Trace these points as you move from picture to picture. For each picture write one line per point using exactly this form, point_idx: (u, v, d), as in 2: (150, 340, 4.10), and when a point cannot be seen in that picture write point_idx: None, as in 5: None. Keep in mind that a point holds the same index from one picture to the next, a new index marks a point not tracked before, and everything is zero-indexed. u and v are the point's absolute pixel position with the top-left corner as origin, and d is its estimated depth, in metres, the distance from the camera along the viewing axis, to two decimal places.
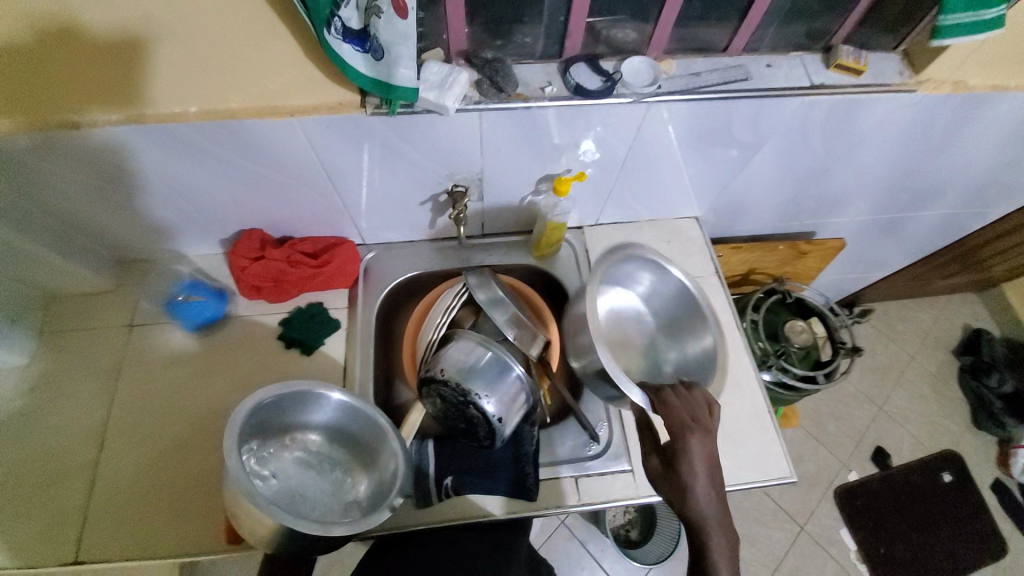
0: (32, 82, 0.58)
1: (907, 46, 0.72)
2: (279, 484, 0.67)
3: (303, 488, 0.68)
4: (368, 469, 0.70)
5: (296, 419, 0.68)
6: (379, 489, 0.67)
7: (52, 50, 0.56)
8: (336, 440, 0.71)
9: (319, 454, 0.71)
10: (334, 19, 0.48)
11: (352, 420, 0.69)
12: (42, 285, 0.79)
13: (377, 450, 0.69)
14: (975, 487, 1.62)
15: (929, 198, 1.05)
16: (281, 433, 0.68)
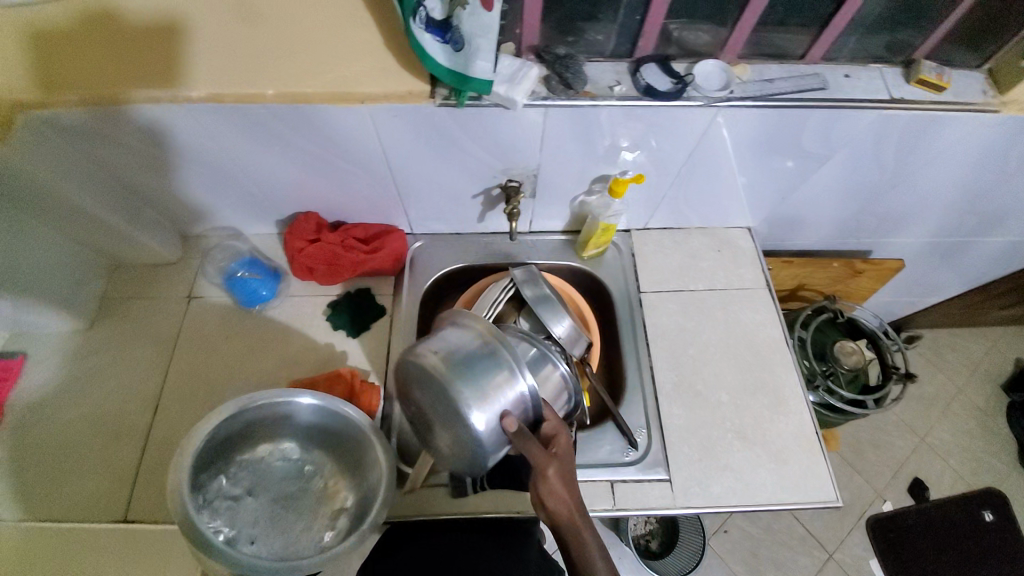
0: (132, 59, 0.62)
1: (993, 64, 0.68)
2: (263, 497, 0.70)
3: (289, 499, 0.70)
4: (353, 478, 0.71)
5: (270, 433, 0.70)
6: (363, 502, 0.69)
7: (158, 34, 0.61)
8: (318, 449, 0.73)
9: (301, 463, 0.72)
10: (419, 9, 0.50)
11: (327, 430, 0.70)
12: (113, 252, 0.83)
13: (359, 460, 0.70)
14: (1019, 530, 1.54)
15: (998, 224, 1.00)
16: (259, 446, 0.71)
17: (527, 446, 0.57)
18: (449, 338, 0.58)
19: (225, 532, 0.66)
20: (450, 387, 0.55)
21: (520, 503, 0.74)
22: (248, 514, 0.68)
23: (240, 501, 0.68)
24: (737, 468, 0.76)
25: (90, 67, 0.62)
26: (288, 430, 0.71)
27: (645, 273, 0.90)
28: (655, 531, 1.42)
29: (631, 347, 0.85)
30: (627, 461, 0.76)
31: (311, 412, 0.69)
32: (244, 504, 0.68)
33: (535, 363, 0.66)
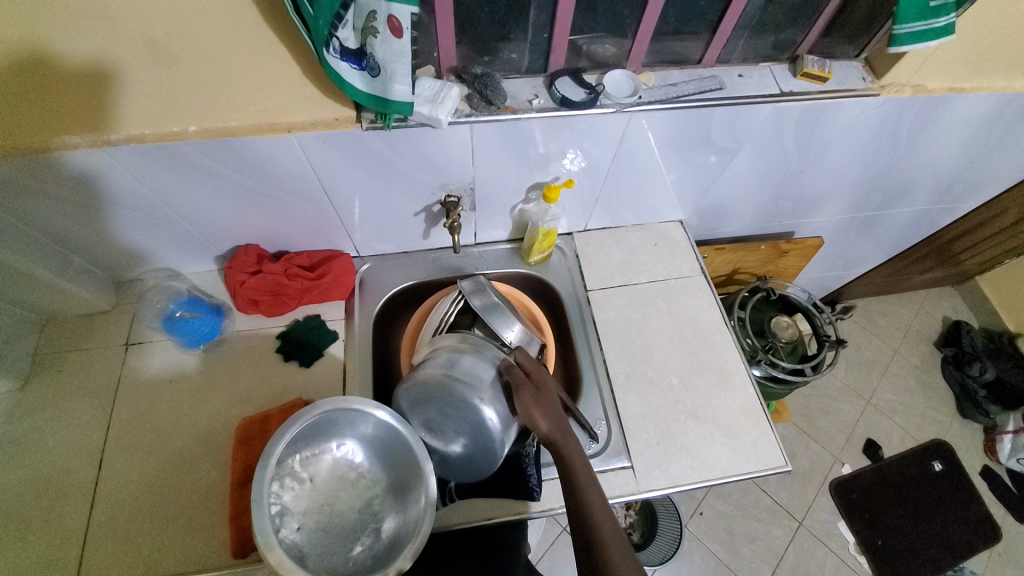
0: (22, 108, 0.57)
1: (868, 54, 0.77)
2: (318, 489, 0.65)
3: (337, 502, 0.66)
4: (399, 507, 0.66)
5: (354, 427, 0.67)
6: (399, 535, 0.63)
7: (30, 79, 0.55)
8: (381, 462, 0.68)
9: (362, 470, 0.68)
10: (332, 40, 0.51)
11: (398, 447, 0.66)
12: (41, 307, 0.80)
13: (410, 487, 0.65)
14: (965, 474, 1.66)
15: (900, 195, 1.11)
16: (337, 438, 0.67)
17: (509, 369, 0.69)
18: (444, 355, 0.70)
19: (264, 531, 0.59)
20: (456, 393, 0.67)
21: (490, 509, 0.74)
22: (300, 502, 0.64)
23: (297, 484, 0.64)
24: (693, 446, 0.80)
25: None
26: (346, 439, 0.68)
27: (590, 271, 0.95)
28: (635, 523, 1.46)
29: (582, 343, 0.89)
30: (590, 453, 0.78)
31: (380, 428, 0.67)
32: (302, 489, 0.65)
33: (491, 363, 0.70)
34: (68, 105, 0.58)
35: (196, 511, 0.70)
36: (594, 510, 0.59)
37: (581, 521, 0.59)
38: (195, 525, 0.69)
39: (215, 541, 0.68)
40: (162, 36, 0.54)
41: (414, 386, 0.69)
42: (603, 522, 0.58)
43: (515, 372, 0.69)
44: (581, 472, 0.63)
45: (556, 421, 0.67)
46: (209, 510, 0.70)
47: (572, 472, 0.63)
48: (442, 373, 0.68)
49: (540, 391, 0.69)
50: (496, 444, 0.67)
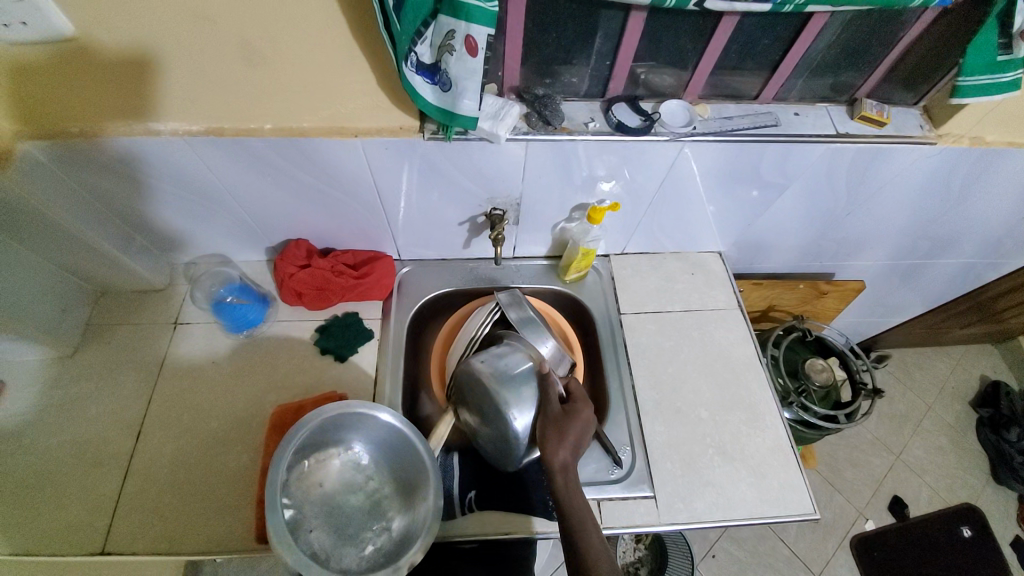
0: (117, 94, 0.62)
1: (927, 102, 0.76)
2: (328, 491, 0.67)
3: (346, 503, 0.68)
4: (406, 508, 0.66)
5: (358, 431, 0.68)
6: (408, 533, 0.64)
7: (130, 70, 0.59)
8: (387, 463, 0.69)
9: (370, 472, 0.69)
10: (411, 55, 0.54)
11: (401, 447, 0.67)
12: (102, 281, 0.85)
13: (416, 488, 0.66)
14: (997, 544, 1.57)
15: (948, 246, 1.08)
16: (343, 442, 0.69)
17: (548, 388, 0.71)
18: (499, 358, 0.72)
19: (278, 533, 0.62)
20: (496, 390, 0.68)
21: (508, 524, 0.74)
22: (314, 504, 0.66)
23: (307, 487, 0.66)
24: (718, 482, 0.78)
25: (53, 91, 0.61)
26: (351, 442, 0.69)
27: (624, 295, 0.95)
28: (644, 558, 1.41)
29: (612, 366, 0.88)
30: (613, 479, 0.77)
31: (383, 430, 0.67)
32: (313, 492, 0.67)
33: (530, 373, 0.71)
34: (157, 97, 0.63)
35: (224, 492, 0.72)
36: (589, 542, 0.61)
37: (572, 545, 0.61)
38: (222, 506, 0.71)
39: (237, 525, 0.70)
40: (256, 41, 0.57)
41: (462, 373, 0.71)
42: (595, 552, 0.60)
43: (552, 390, 0.70)
44: (579, 502, 0.64)
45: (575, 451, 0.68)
46: (236, 492, 0.72)
47: (569, 504, 0.64)
48: (488, 368, 0.70)
49: (571, 421, 0.69)
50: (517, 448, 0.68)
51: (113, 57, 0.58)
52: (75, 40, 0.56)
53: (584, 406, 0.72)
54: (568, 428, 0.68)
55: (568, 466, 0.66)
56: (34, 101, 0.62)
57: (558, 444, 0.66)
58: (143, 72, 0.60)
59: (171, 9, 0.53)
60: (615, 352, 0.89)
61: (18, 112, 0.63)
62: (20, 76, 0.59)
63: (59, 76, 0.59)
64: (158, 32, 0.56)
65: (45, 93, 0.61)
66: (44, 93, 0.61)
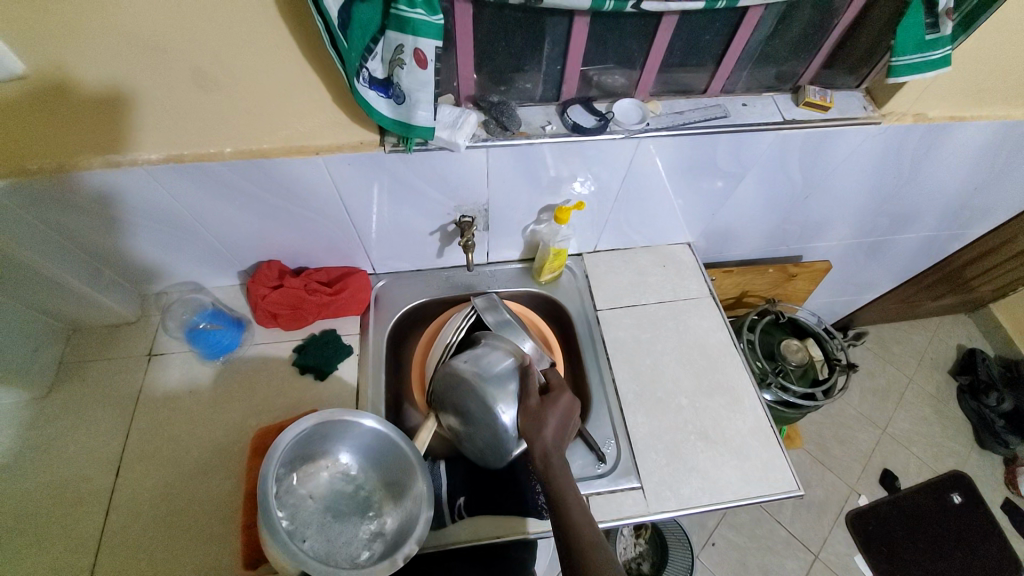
0: (71, 129, 0.62)
1: (868, 84, 0.79)
2: (318, 501, 0.67)
3: (337, 512, 0.67)
4: (397, 507, 0.67)
5: (341, 441, 0.68)
6: (401, 529, 0.64)
7: (82, 105, 0.60)
8: (374, 467, 0.69)
9: (357, 480, 0.69)
10: (362, 71, 0.55)
11: (386, 452, 0.67)
12: (72, 318, 0.84)
13: (406, 487, 0.67)
14: (986, 507, 1.61)
15: (907, 221, 1.12)
16: (329, 453, 0.68)
17: (526, 379, 0.72)
18: (480, 357, 0.74)
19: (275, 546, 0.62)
20: (481, 388, 0.70)
21: (500, 527, 0.74)
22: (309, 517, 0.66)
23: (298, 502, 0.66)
24: (703, 468, 0.80)
25: (6, 131, 0.60)
26: (337, 452, 0.68)
27: (599, 292, 0.97)
28: (645, 552, 1.42)
29: (592, 362, 0.90)
30: (600, 473, 0.78)
31: (368, 435, 0.67)
32: (303, 506, 0.66)
33: (513, 369, 0.73)
34: (114, 129, 0.63)
35: (210, 521, 0.71)
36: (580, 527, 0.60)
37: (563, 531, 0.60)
38: (209, 535, 0.70)
39: (225, 552, 0.69)
40: (210, 68, 0.58)
41: (445, 372, 0.74)
42: (586, 538, 0.59)
43: (531, 380, 0.71)
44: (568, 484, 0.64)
45: (559, 437, 0.68)
46: (222, 519, 0.71)
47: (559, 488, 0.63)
48: (471, 368, 0.72)
49: (551, 408, 0.70)
50: (509, 441, 0.71)
51: (64, 93, 0.58)
52: (24, 78, 0.55)
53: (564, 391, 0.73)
54: (546, 417, 0.69)
55: (554, 450, 0.67)
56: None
57: (538, 433, 0.67)
58: (96, 106, 0.60)
59: (121, 41, 0.54)
60: (593, 348, 0.91)
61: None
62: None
63: (11, 116, 0.59)
64: (110, 70, 0.56)
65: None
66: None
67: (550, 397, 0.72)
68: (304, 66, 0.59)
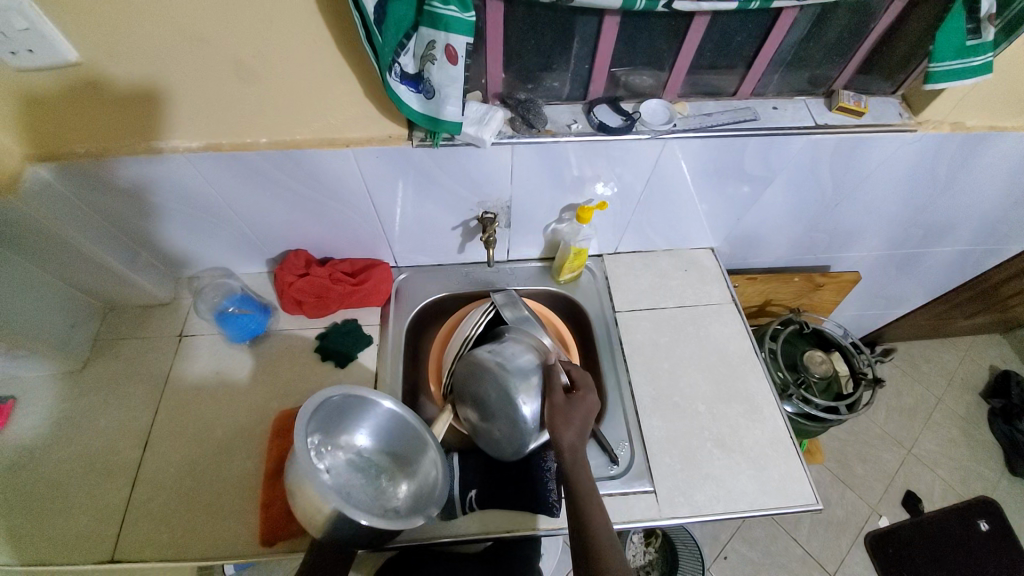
0: (118, 115, 0.65)
1: (905, 91, 0.78)
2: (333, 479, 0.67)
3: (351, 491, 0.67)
4: (411, 481, 0.69)
5: (359, 418, 0.69)
6: (419, 497, 0.67)
7: (130, 92, 0.63)
8: (385, 447, 0.71)
9: (368, 458, 0.70)
10: (394, 66, 0.56)
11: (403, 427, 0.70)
12: (109, 297, 0.88)
13: (419, 461, 0.69)
14: (1017, 537, 1.54)
15: (942, 233, 1.09)
16: (343, 432, 0.69)
17: (551, 376, 0.72)
18: (503, 348, 0.76)
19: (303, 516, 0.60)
20: (503, 378, 0.71)
21: (511, 522, 0.74)
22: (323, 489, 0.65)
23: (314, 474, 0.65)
24: (718, 475, 0.78)
25: (61, 115, 0.64)
26: (350, 430, 0.69)
27: (618, 294, 0.96)
28: (654, 561, 1.40)
29: (608, 363, 0.89)
30: (612, 474, 0.78)
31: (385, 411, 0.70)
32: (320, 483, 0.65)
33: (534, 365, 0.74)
34: (158, 116, 0.66)
35: (230, 498, 0.73)
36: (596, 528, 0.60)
37: (580, 528, 0.60)
38: (228, 511, 0.72)
39: (243, 528, 0.71)
40: (249, 59, 0.60)
41: (466, 363, 0.75)
42: (602, 542, 0.58)
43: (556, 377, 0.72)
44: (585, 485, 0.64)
45: (580, 435, 0.68)
46: (241, 497, 0.73)
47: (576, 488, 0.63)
48: (493, 359, 0.73)
49: (575, 406, 0.69)
50: (527, 435, 0.71)
51: (114, 81, 0.61)
52: (78, 65, 0.59)
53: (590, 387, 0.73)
54: (570, 415, 0.68)
55: (574, 448, 0.66)
56: (42, 125, 0.65)
57: (560, 429, 0.67)
58: (142, 94, 0.63)
59: (169, 33, 0.56)
60: (610, 349, 0.91)
61: (27, 136, 0.66)
62: (29, 101, 0.62)
63: (65, 101, 0.63)
64: (157, 61, 0.59)
65: (53, 118, 0.65)
66: (51, 117, 0.65)
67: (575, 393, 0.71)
68: (339, 59, 0.61)
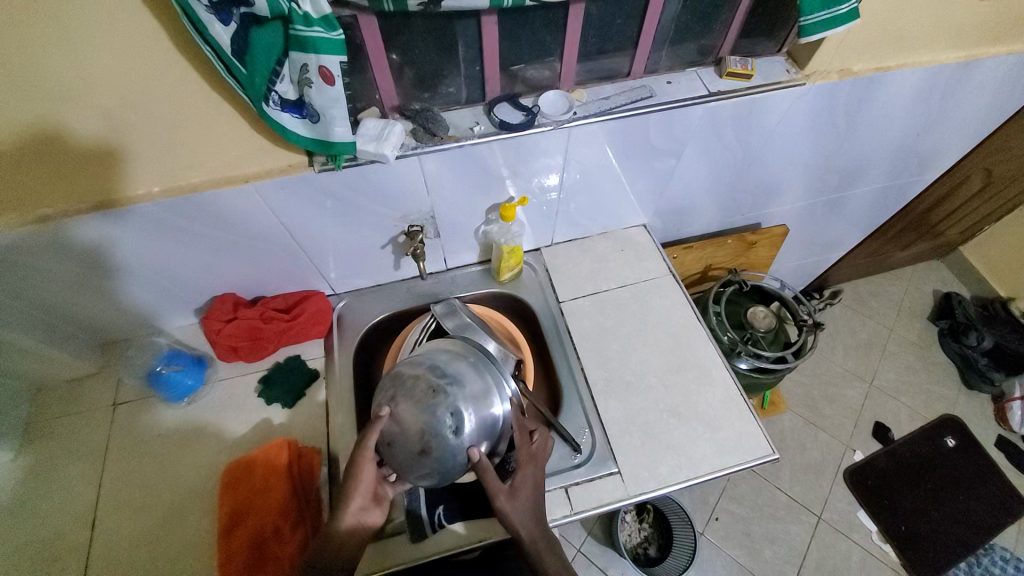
0: None
1: (788, 48, 0.81)
2: (400, 422, 0.62)
3: (407, 442, 0.61)
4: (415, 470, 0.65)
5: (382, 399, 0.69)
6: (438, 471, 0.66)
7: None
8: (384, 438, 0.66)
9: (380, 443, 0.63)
10: (271, 94, 0.55)
11: None
12: (29, 377, 0.83)
13: None
14: (979, 446, 1.63)
15: (857, 175, 1.14)
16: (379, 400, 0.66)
17: (489, 474, 0.64)
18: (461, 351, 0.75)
19: (454, 391, 0.64)
20: (472, 374, 0.68)
21: (483, 530, 0.74)
22: (410, 401, 0.63)
23: (408, 389, 0.64)
24: (679, 444, 0.80)
25: None
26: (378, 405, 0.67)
27: (560, 284, 0.97)
28: (650, 536, 1.43)
29: (559, 353, 0.90)
30: (577, 463, 0.78)
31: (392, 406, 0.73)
32: (408, 406, 0.62)
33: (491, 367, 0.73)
34: (33, 183, 0.62)
35: (191, 563, 0.70)
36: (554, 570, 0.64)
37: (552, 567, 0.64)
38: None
39: None
40: (117, 107, 0.57)
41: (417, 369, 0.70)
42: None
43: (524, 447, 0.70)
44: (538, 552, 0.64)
45: (537, 509, 0.67)
46: (202, 559, 0.71)
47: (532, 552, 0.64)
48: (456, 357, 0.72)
49: (526, 489, 0.68)
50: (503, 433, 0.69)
51: None
52: None
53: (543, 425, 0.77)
54: (523, 504, 0.66)
55: (535, 534, 0.65)
56: None
57: (519, 524, 0.64)
58: (10, 164, 0.59)
59: (25, 97, 0.53)
60: (559, 339, 0.91)
61: None
62: None
63: None
64: (17, 129, 0.56)
65: None
66: None
67: (532, 458, 0.70)
68: (217, 96, 0.59)
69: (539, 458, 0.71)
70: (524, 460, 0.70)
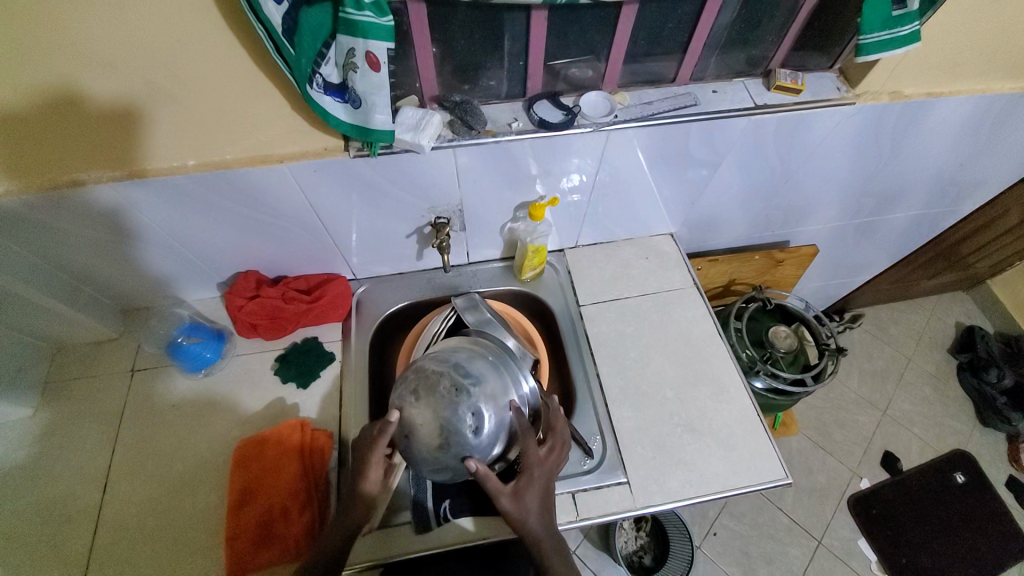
0: (28, 151, 0.61)
1: (841, 64, 0.78)
2: (421, 417, 0.60)
3: (427, 439, 0.60)
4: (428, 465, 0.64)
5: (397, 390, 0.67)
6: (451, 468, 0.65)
7: (37, 126, 0.58)
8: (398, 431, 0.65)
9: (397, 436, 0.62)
10: (316, 76, 0.54)
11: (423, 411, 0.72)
12: (53, 337, 0.84)
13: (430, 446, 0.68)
14: (989, 485, 1.60)
15: (895, 200, 1.11)
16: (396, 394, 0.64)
17: (488, 477, 0.62)
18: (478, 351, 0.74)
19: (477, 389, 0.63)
20: (491, 374, 0.67)
21: (486, 528, 0.73)
22: (431, 396, 0.61)
23: (431, 383, 0.62)
24: (690, 460, 0.79)
25: None
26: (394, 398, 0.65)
27: (582, 287, 0.96)
28: (646, 545, 1.42)
29: (576, 357, 0.89)
30: (586, 470, 0.78)
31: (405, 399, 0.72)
32: (431, 402, 0.61)
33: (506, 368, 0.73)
34: (69, 146, 0.62)
35: (197, 533, 0.71)
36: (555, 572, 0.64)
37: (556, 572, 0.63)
38: (195, 548, 0.70)
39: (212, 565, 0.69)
40: (161, 80, 0.57)
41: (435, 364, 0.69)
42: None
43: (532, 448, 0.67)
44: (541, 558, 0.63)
45: (545, 509, 0.67)
46: (208, 532, 0.71)
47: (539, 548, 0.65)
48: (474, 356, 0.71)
49: (534, 487, 0.66)
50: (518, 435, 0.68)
51: (17, 118, 0.57)
52: None
53: (559, 425, 0.72)
54: (529, 504, 0.66)
55: (542, 535, 0.65)
56: None
57: (524, 525, 0.65)
58: (50, 125, 0.59)
59: (71, 61, 0.53)
60: (577, 342, 0.90)
61: None
62: None
63: None
64: (59, 91, 0.56)
65: None
66: None
67: (546, 457, 0.69)
68: (259, 74, 0.59)
69: (552, 457, 0.70)
70: (532, 463, 0.67)
